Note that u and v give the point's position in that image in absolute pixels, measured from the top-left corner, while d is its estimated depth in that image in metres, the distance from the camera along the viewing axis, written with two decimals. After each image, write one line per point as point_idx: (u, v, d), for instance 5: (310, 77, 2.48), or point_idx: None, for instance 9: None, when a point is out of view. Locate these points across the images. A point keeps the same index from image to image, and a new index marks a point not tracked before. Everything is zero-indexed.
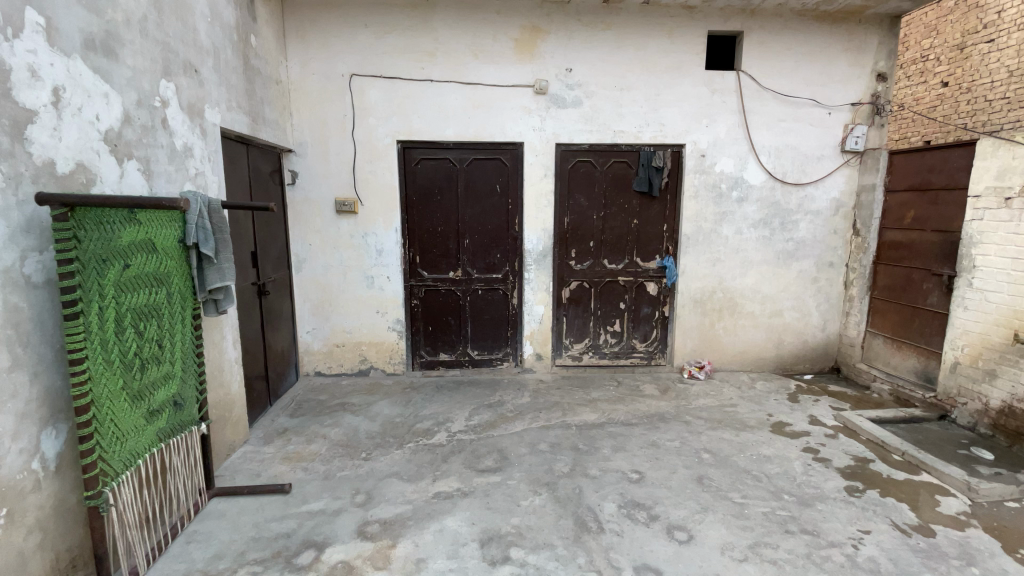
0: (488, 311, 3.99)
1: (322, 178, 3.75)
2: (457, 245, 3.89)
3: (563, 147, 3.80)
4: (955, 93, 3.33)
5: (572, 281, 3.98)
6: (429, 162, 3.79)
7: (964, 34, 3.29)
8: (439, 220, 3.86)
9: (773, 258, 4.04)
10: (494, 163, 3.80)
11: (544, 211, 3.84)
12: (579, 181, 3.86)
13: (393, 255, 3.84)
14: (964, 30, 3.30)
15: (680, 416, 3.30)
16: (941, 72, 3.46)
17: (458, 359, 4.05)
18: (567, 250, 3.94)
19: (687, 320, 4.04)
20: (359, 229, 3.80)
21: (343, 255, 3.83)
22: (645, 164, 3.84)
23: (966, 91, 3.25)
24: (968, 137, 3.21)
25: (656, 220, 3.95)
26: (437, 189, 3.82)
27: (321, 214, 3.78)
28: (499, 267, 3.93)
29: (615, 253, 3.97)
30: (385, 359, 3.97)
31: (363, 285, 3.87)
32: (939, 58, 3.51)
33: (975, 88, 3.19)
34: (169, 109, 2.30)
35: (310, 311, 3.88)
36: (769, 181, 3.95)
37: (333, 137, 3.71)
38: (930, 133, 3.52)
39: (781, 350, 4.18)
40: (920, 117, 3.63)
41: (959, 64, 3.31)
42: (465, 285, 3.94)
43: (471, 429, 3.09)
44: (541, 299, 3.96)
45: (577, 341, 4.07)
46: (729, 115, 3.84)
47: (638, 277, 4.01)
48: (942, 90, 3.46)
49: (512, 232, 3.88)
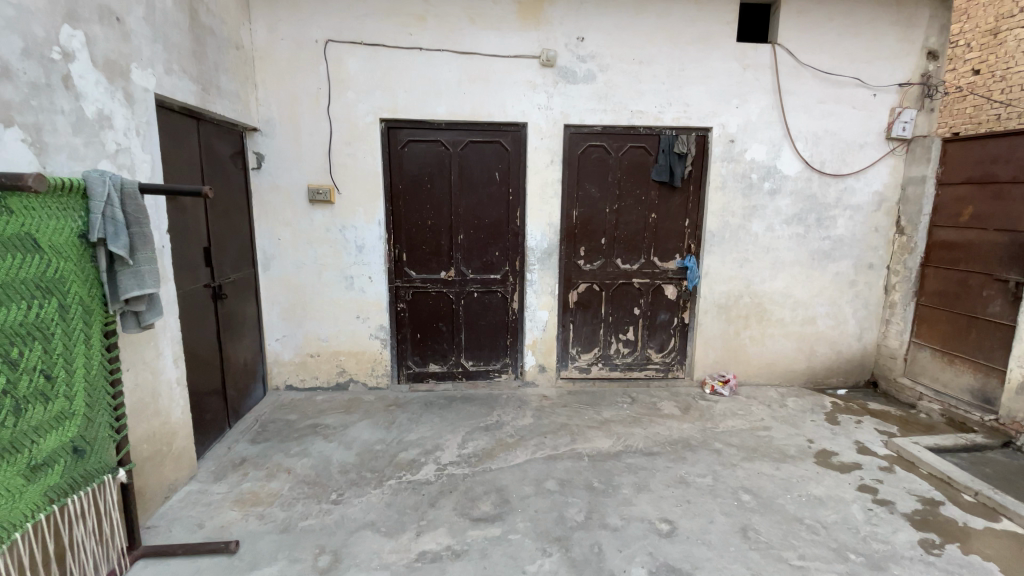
0: (484, 316, 3.51)
1: (293, 162, 3.23)
2: (450, 241, 3.39)
3: (573, 129, 3.30)
4: (988, 80, 3.10)
5: (581, 283, 3.50)
6: (419, 146, 3.28)
7: (998, 17, 3.04)
8: (429, 212, 3.35)
9: (808, 258, 3.57)
10: (493, 147, 3.30)
11: (550, 203, 3.34)
12: (590, 169, 3.37)
13: (376, 252, 3.33)
14: (998, 13, 3.05)
15: (708, 443, 2.84)
16: (971, 60, 3.23)
17: (450, 371, 3.56)
18: (575, 248, 3.45)
19: (710, 328, 3.56)
20: (336, 222, 3.29)
21: (318, 252, 3.32)
22: (666, 150, 3.35)
23: (1000, 79, 3.02)
24: (1003, 128, 3.00)
25: (676, 215, 3.47)
26: (427, 176, 3.31)
27: (292, 203, 3.26)
28: (498, 267, 3.44)
29: (630, 252, 3.48)
30: (367, 371, 3.47)
31: (341, 287, 3.36)
32: (968, 45, 3.26)
33: (1010, 76, 2.96)
34: (75, 64, 1.77)
35: (279, 316, 3.37)
36: (805, 171, 3.47)
37: (305, 114, 3.19)
38: (957, 123, 3.30)
39: (812, 362, 3.72)
40: (964, 103, 3.26)
41: (993, 50, 3.08)
42: (458, 287, 3.44)
43: (464, 461, 2.60)
44: (545, 303, 3.47)
45: (585, 351, 3.59)
46: (762, 95, 3.35)
47: (655, 280, 3.52)
48: (972, 78, 3.23)
49: (513, 227, 3.39)
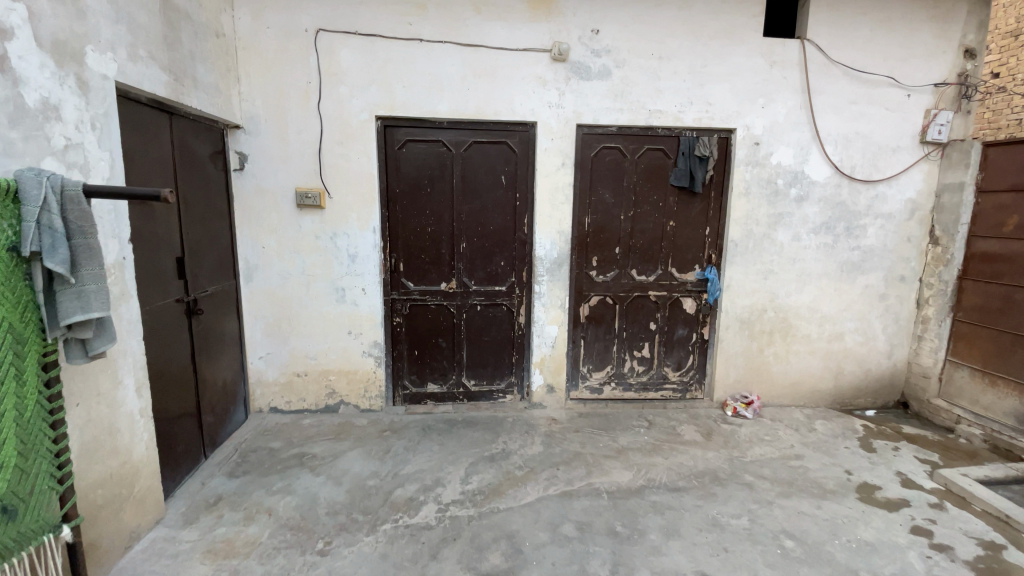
0: (488, 332, 3.22)
1: (279, 164, 2.94)
2: (451, 250, 3.11)
3: (586, 129, 3.03)
4: (1008, 84, 2.98)
5: (593, 295, 3.22)
6: (418, 146, 3.00)
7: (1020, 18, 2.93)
8: (429, 218, 3.07)
9: (836, 270, 3.32)
10: (498, 148, 3.03)
11: (561, 209, 3.07)
12: (604, 173, 3.10)
13: (370, 262, 3.04)
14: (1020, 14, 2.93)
15: (738, 476, 2.57)
16: (990, 62, 3.10)
17: (450, 391, 3.27)
18: (587, 258, 3.18)
19: (732, 345, 3.29)
20: (326, 229, 3.00)
21: (306, 261, 3.02)
22: (686, 153, 3.09)
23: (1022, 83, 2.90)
24: None
25: (696, 223, 3.20)
26: (426, 179, 3.04)
27: (278, 208, 2.97)
28: (503, 278, 3.16)
29: (646, 262, 3.21)
30: (359, 392, 3.18)
31: (332, 300, 3.07)
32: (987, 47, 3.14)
33: None
34: (15, 44, 1.48)
35: (263, 332, 3.08)
36: (834, 177, 3.22)
37: (293, 110, 2.90)
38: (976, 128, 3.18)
39: (840, 382, 3.47)
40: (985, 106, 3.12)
41: (1014, 52, 2.96)
42: (459, 300, 3.16)
43: (468, 499, 2.31)
44: (554, 318, 3.18)
45: (597, 369, 3.30)
46: (790, 94, 3.11)
47: (673, 292, 3.25)
48: (990, 81, 3.11)
49: (520, 235, 3.11)
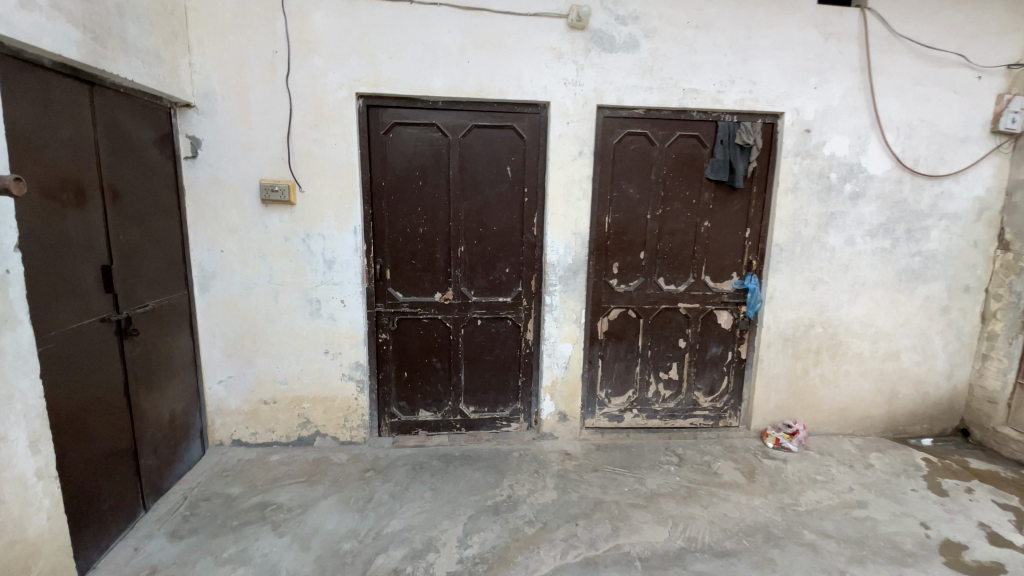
0: (490, 351, 2.75)
1: (240, 151, 2.44)
2: (447, 255, 2.63)
3: (608, 112, 2.54)
4: None
5: (613, 308, 2.73)
6: (407, 130, 2.51)
7: None
8: (421, 217, 2.59)
9: (894, 280, 2.86)
10: (503, 135, 2.54)
11: (577, 207, 2.58)
12: (628, 164, 2.61)
13: (350, 269, 2.55)
14: None
15: (795, 533, 2.12)
16: None
17: (445, 420, 2.79)
18: (607, 265, 2.69)
19: (774, 366, 2.84)
20: (297, 229, 2.50)
21: (274, 268, 2.53)
22: (725, 140, 2.62)
23: None
24: None
25: (735, 224, 2.73)
26: (418, 170, 2.55)
27: (238, 204, 2.48)
28: (507, 288, 2.68)
29: (676, 270, 2.73)
30: (338, 423, 2.69)
31: (305, 314, 2.58)
32: None
33: None
34: None
35: (223, 351, 2.60)
36: (895, 171, 2.76)
37: (256, 87, 2.40)
38: None
39: (893, 407, 3.03)
40: None
41: None
42: (457, 313, 2.69)
43: (467, 571, 1.84)
44: (567, 335, 2.70)
45: (617, 395, 2.82)
46: (846, 73, 2.64)
47: (706, 305, 2.78)
48: None
49: (528, 237, 2.63)
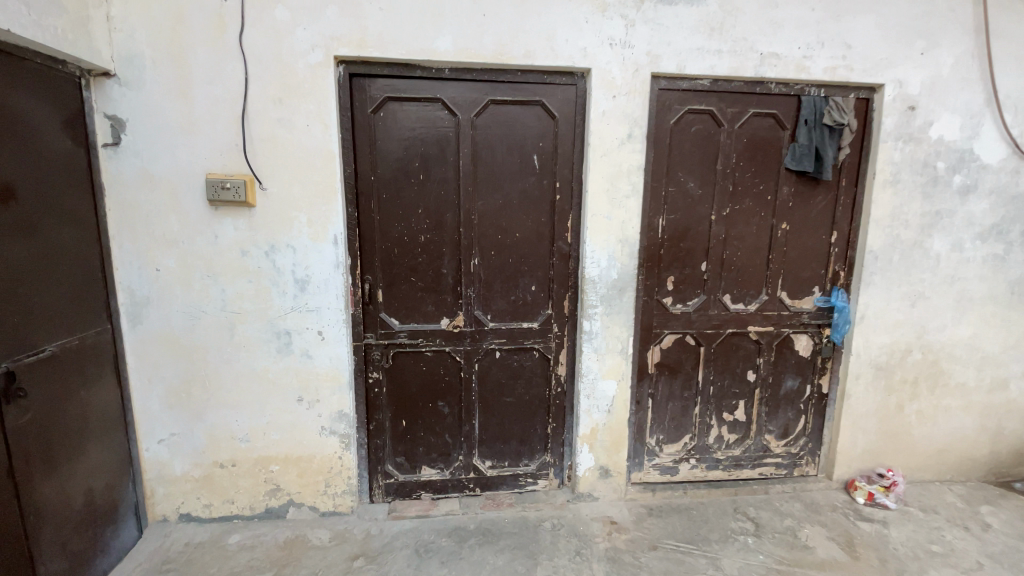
0: (511, 391, 2.15)
1: (179, 136, 1.82)
2: (456, 269, 2.04)
3: (664, 83, 1.95)
4: None
5: (667, 334, 2.13)
6: (403, 108, 1.91)
7: None
8: (422, 221, 1.99)
9: (1006, 294, 2.32)
10: (529, 113, 1.95)
11: (625, 205, 1.97)
12: (688, 149, 2.01)
13: (329, 291, 1.93)
14: None
15: None
16: None
17: (455, 479, 2.20)
18: (660, 279, 2.08)
19: (862, 403, 2.30)
20: (258, 238, 1.88)
21: (228, 291, 1.91)
22: (811, 120, 2.05)
23: None
24: None
25: (819, 226, 2.16)
26: (418, 160, 1.95)
27: (178, 206, 1.85)
28: (533, 312, 2.09)
29: (746, 285, 2.14)
30: (316, 488, 2.08)
31: (270, 350, 1.96)
32: None
33: None
34: None
35: (164, 401, 1.98)
36: (1012, 159, 2.20)
37: (200, 49, 1.78)
38: None
39: (998, 446, 2.49)
40: None
41: None
42: (469, 344, 2.09)
43: None
44: (611, 371, 2.08)
45: (670, 442, 2.24)
46: (959, 36, 2.08)
47: (782, 328, 2.20)
48: None
49: (561, 246, 2.04)
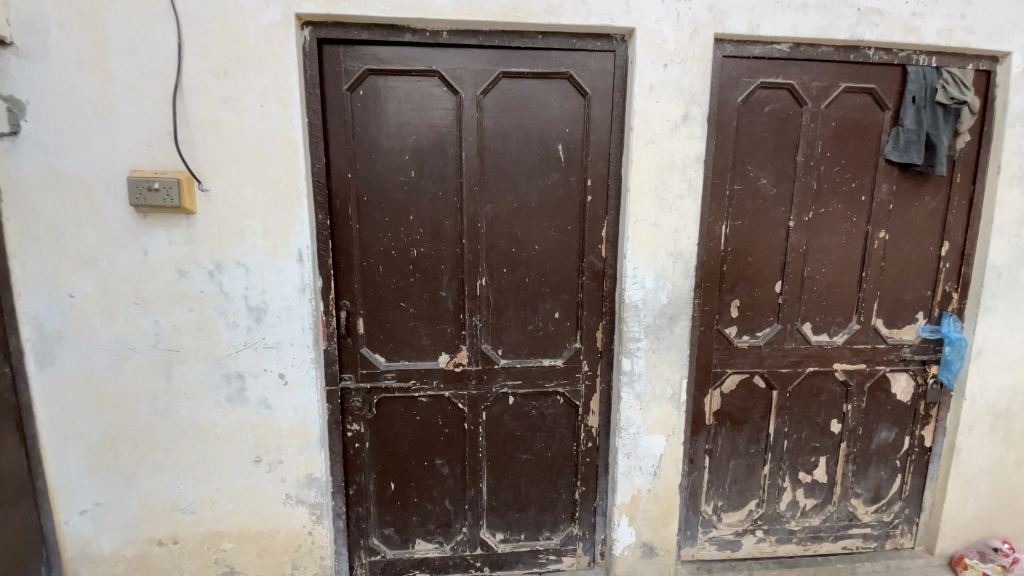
0: (529, 447, 1.68)
1: (97, 122, 1.39)
2: (458, 292, 1.58)
3: (731, 48, 1.47)
4: None
5: (729, 375, 1.66)
6: (387, 85, 1.47)
7: None
8: (413, 231, 1.54)
9: None
10: (552, 90, 1.49)
11: (678, 209, 1.49)
12: (760, 136, 1.54)
13: (292, 322, 1.48)
14: None
15: None
16: None
17: (458, 556, 1.74)
18: (722, 304, 1.61)
19: (974, 459, 1.80)
20: (198, 255, 1.44)
21: (163, 323, 1.48)
22: (920, 98, 1.57)
23: None
24: None
25: (925, 235, 1.67)
26: (408, 152, 1.50)
27: (96, 214, 1.42)
28: (556, 346, 1.62)
29: (831, 310, 1.67)
30: (281, 571, 1.63)
31: (218, 398, 1.52)
32: None
33: None
34: None
35: (86, 462, 1.55)
36: None
37: (120, 7, 1.35)
38: None
39: None
40: None
41: None
42: (475, 388, 1.63)
43: None
44: (657, 422, 1.61)
45: (731, 510, 1.77)
46: None
47: (876, 366, 1.72)
48: None
49: (594, 262, 1.57)
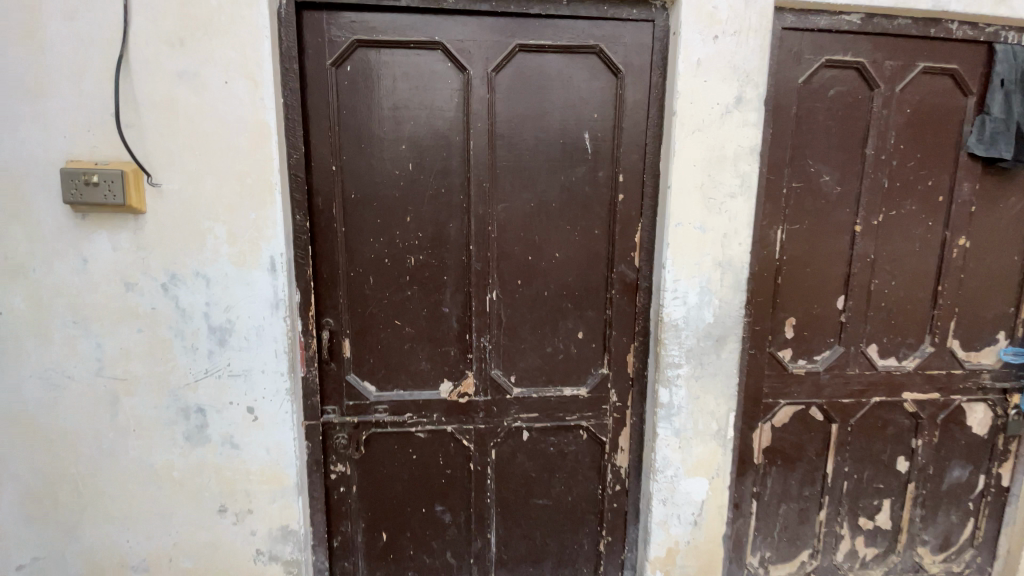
0: (545, 491, 1.43)
1: (23, 101, 1.12)
2: (464, 308, 1.33)
3: (792, 19, 1.23)
4: None
5: (782, 406, 1.40)
6: (379, 59, 1.22)
7: None
8: (409, 235, 1.29)
9: None
10: (578, 67, 1.24)
11: (728, 210, 1.24)
12: (822, 125, 1.30)
13: (264, 345, 1.23)
14: None
15: None
16: None
17: None
18: (775, 323, 1.36)
19: None
20: (150, 264, 1.18)
21: (108, 346, 1.22)
22: (1010, 81, 1.32)
23: None
24: None
25: (1010, 242, 1.43)
26: (404, 141, 1.25)
27: (22, 214, 1.16)
28: (579, 372, 1.37)
29: (900, 330, 1.42)
30: None
31: (175, 436, 1.26)
32: None
33: None
34: None
35: (17, 513, 1.28)
36: None
37: None
38: None
39: None
40: None
41: None
42: (482, 422, 1.37)
43: None
44: (698, 464, 1.35)
45: (781, 562, 1.51)
46: None
47: (950, 395, 1.48)
48: None
49: (625, 273, 1.32)
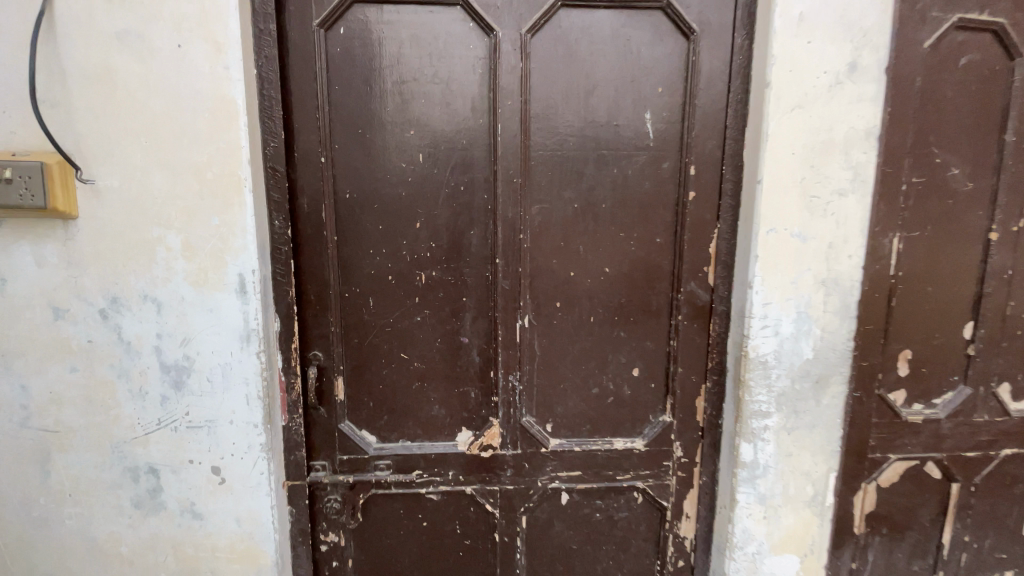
0: (588, 565, 1.14)
1: None
2: (488, 338, 1.05)
3: None
4: None
5: (892, 462, 1.10)
6: (381, 20, 0.94)
7: None
8: (419, 247, 1.01)
9: None
10: (637, 29, 0.96)
11: (835, 214, 0.95)
12: (951, 102, 1.00)
13: (232, 388, 0.95)
14: None
15: None
16: None
17: None
18: (886, 357, 1.06)
19: None
20: (85, 284, 0.91)
21: (34, 391, 0.94)
22: None
23: None
24: None
25: None
26: (413, 126, 0.98)
27: None
28: (633, 418, 1.08)
29: None
30: None
31: (121, 503, 0.99)
32: None
33: None
34: None
35: None
36: None
37: None
38: None
39: None
40: None
41: None
42: (510, 482, 1.08)
43: None
44: (788, 538, 1.05)
45: None
46: None
47: None
48: None
49: (694, 293, 1.03)
